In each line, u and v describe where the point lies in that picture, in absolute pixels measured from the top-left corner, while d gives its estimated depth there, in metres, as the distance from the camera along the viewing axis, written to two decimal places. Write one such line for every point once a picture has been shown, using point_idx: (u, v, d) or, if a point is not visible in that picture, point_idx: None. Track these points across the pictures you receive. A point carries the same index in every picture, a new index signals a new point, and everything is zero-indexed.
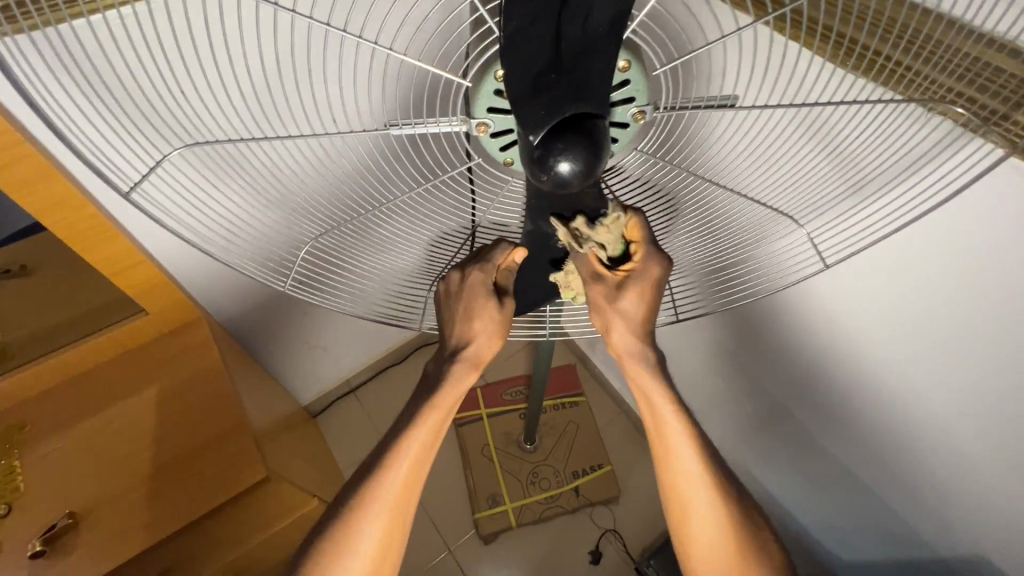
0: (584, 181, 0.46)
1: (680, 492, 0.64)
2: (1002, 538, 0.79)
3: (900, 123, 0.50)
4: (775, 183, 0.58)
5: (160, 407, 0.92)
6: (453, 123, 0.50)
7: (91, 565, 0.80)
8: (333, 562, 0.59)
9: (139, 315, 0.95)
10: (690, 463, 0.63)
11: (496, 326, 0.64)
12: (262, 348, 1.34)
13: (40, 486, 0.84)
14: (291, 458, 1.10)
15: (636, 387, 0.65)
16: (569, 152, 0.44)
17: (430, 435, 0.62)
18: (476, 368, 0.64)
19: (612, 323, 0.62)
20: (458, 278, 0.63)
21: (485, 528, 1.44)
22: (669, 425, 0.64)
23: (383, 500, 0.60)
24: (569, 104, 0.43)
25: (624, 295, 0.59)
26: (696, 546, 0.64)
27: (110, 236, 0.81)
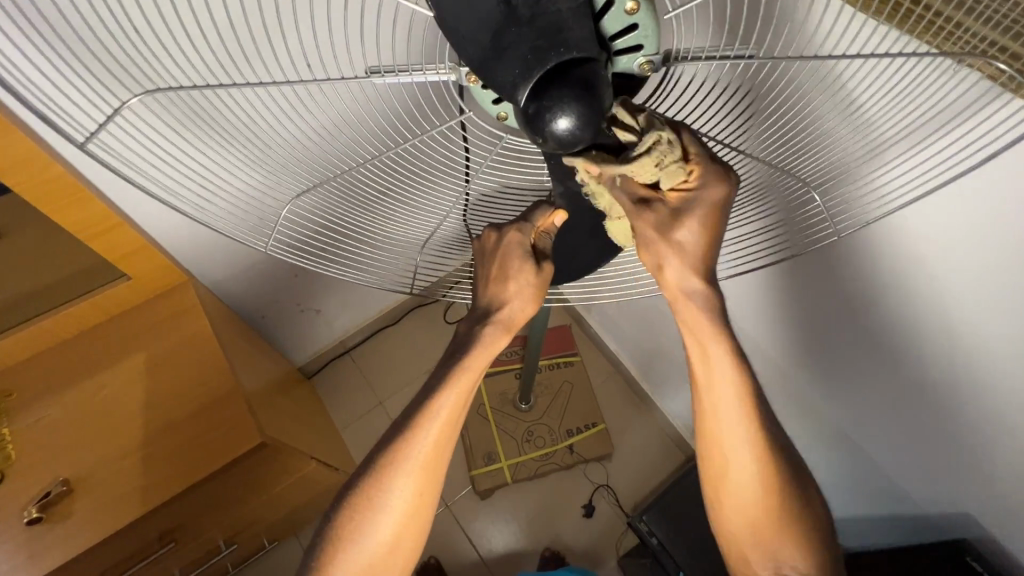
0: (582, 139, 0.42)
1: (728, 459, 0.65)
2: (987, 497, 0.80)
3: (928, 82, 0.45)
4: (788, 144, 0.54)
5: (149, 373, 0.90)
6: (441, 71, 0.46)
7: (87, 530, 0.80)
8: (366, 516, 0.60)
9: (122, 279, 0.92)
10: (740, 436, 0.63)
11: (531, 290, 0.62)
12: (252, 311, 1.32)
13: (32, 454, 0.83)
14: (287, 421, 1.10)
15: (705, 374, 0.63)
16: (562, 107, 0.40)
17: (462, 394, 0.61)
18: (508, 331, 0.63)
19: (668, 259, 0.57)
20: (495, 238, 0.62)
21: (482, 484, 1.47)
22: (730, 408, 0.63)
23: (417, 456, 0.60)
24: (551, 56, 0.39)
25: (681, 226, 0.54)
26: (731, 512, 0.67)
27: (83, 197, 0.77)
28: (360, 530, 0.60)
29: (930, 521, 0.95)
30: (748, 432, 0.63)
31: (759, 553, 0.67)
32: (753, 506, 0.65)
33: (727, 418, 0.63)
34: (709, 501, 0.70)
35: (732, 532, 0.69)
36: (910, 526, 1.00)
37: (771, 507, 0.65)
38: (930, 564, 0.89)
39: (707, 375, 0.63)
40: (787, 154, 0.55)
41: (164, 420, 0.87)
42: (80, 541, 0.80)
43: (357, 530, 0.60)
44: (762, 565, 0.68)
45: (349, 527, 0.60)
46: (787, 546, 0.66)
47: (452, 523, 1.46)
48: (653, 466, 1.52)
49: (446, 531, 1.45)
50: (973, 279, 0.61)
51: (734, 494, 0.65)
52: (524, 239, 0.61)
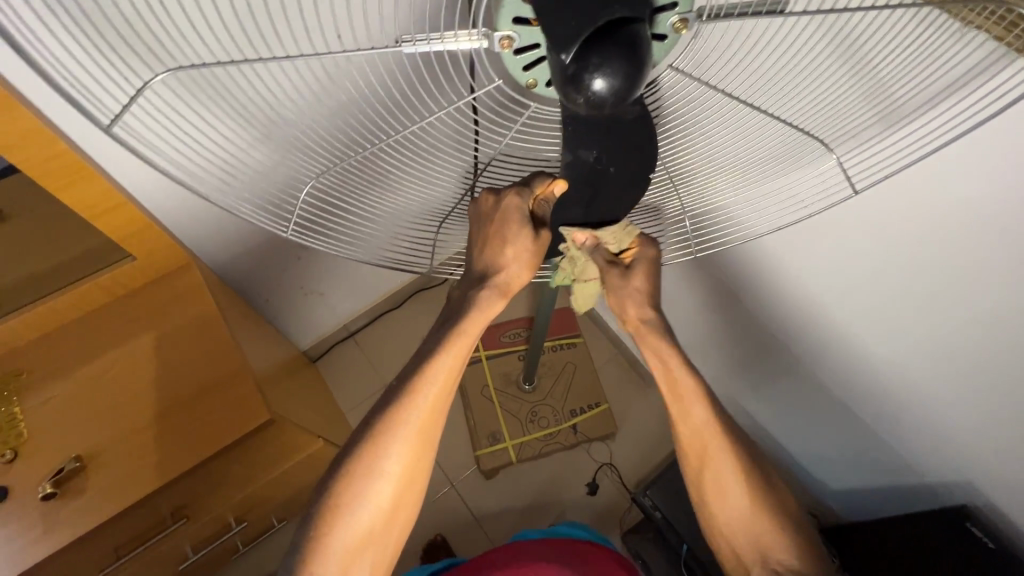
0: (622, 100, 0.42)
1: (701, 446, 0.71)
2: (987, 463, 0.82)
3: (940, 40, 0.46)
4: (806, 107, 0.55)
5: (157, 354, 0.91)
6: (472, 38, 0.45)
7: (103, 504, 0.81)
8: (361, 482, 0.60)
9: (128, 260, 0.92)
10: (706, 427, 0.70)
11: (528, 255, 0.62)
12: (255, 293, 1.32)
13: (43, 433, 0.84)
14: (294, 401, 1.11)
15: (666, 381, 0.72)
16: (605, 67, 0.40)
17: (456, 359, 0.62)
18: (503, 296, 0.64)
19: (628, 301, 0.69)
20: (492, 202, 0.60)
21: (486, 464, 1.48)
22: (690, 405, 0.70)
23: (411, 424, 0.61)
24: (603, 13, 0.39)
25: (636, 276, 0.68)
26: (729, 488, 0.70)
27: (88, 174, 0.76)
28: (357, 496, 0.60)
29: (931, 492, 0.96)
30: (708, 426, 0.70)
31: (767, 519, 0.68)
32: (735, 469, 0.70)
33: (683, 420, 0.71)
34: (695, 498, 0.73)
35: (739, 498, 0.70)
36: (910, 497, 1.01)
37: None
38: (931, 533, 0.90)
39: (667, 381, 0.71)
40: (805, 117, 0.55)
41: (173, 399, 0.88)
42: (97, 515, 0.81)
43: (353, 497, 0.60)
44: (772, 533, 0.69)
45: (345, 495, 0.60)
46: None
47: (457, 502, 1.48)
48: (654, 444, 1.54)
49: (451, 510, 1.47)
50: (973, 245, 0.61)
51: None
52: (523, 205, 0.59)
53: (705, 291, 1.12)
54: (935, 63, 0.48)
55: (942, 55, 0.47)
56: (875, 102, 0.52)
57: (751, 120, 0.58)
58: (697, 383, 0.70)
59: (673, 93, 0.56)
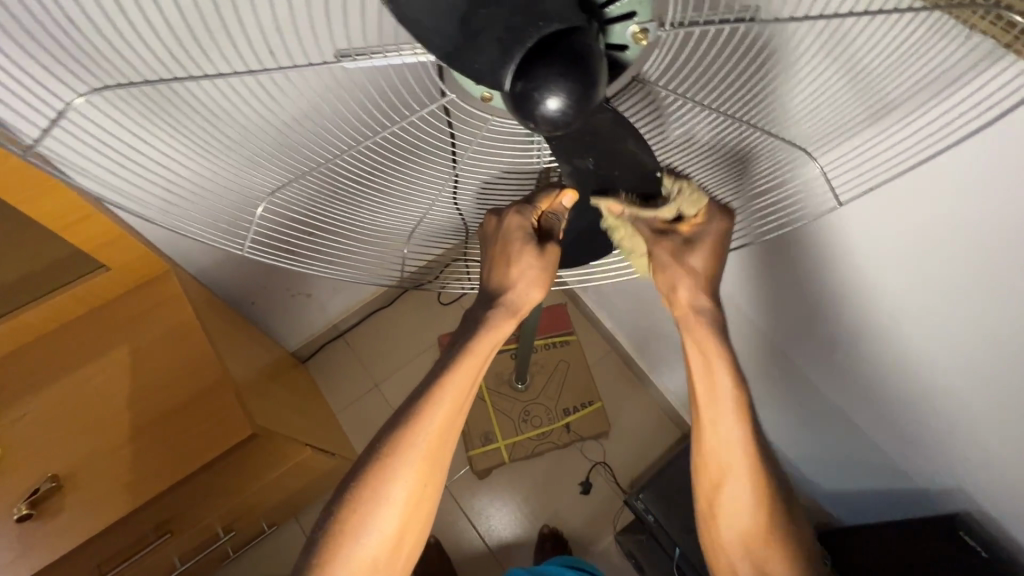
0: (577, 116, 0.39)
1: (715, 456, 0.64)
2: (981, 472, 0.80)
3: (933, 43, 0.42)
4: (789, 111, 0.51)
5: (134, 368, 0.88)
6: (417, 51, 0.44)
7: (81, 525, 0.80)
8: (369, 508, 0.58)
9: (100, 271, 0.89)
10: (732, 435, 0.63)
11: (535, 272, 0.60)
12: (239, 296, 1.29)
13: (19, 452, 0.82)
14: (280, 409, 1.09)
15: (700, 372, 0.64)
16: (551, 85, 0.37)
17: (467, 379, 0.59)
18: (514, 316, 0.61)
19: (679, 283, 0.61)
20: (495, 223, 0.61)
21: (479, 464, 1.47)
22: (721, 401, 0.63)
23: (420, 448, 0.58)
24: (529, 31, 0.36)
25: (694, 252, 0.59)
26: (726, 507, 0.66)
27: (54, 188, 0.73)
28: (365, 523, 0.58)
29: (924, 498, 0.94)
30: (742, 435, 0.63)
31: (758, 539, 0.66)
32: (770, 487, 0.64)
33: (727, 436, 0.63)
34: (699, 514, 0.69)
35: (725, 530, 0.67)
36: (904, 502, 1.00)
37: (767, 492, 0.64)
38: (926, 540, 0.88)
39: (706, 383, 0.63)
40: (787, 120, 0.53)
41: (151, 414, 0.86)
42: (76, 534, 0.80)
43: (361, 523, 0.58)
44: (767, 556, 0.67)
45: (352, 521, 0.58)
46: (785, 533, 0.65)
47: (451, 503, 1.47)
48: (649, 442, 1.53)
49: (444, 510, 1.47)
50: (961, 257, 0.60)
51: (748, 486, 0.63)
52: (525, 222, 0.60)
53: None
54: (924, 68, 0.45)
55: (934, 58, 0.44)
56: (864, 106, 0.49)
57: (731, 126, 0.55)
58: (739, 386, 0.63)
59: (645, 102, 0.54)
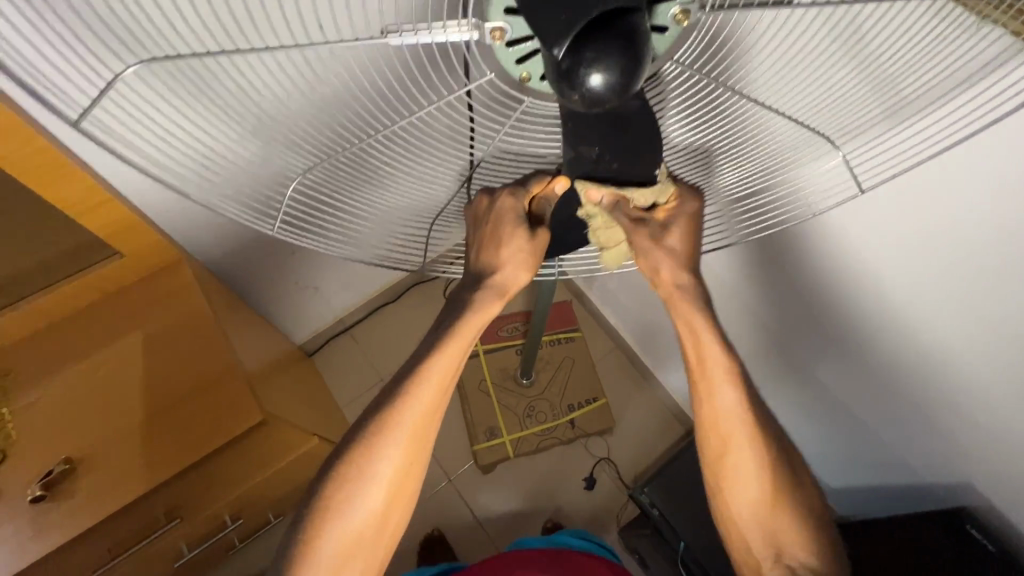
0: (619, 95, 0.40)
1: (718, 426, 0.67)
2: (991, 464, 0.81)
3: (949, 35, 0.43)
4: (811, 100, 0.52)
5: (148, 353, 0.89)
6: (462, 28, 0.44)
7: (94, 507, 0.80)
8: (355, 485, 0.59)
9: (115, 257, 0.90)
10: (730, 402, 0.66)
11: (524, 255, 0.61)
12: (248, 288, 1.30)
13: (32, 435, 0.82)
14: (288, 399, 1.09)
15: (687, 335, 0.67)
16: (600, 61, 0.38)
17: (452, 360, 0.60)
18: (501, 297, 0.62)
19: (661, 264, 0.63)
20: (487, 203, 0.59)
21: (484, 459, 1.48)
22: (712, 367, 0.66)
23: (405, 426, 0.59)
24: (594, 4, 0.37)
25: (671, 234, 0.61)
26: (732, 477, 0.67)
27: (72, 171, 0.74)
28: (350, 500, 0.59)
29: (930, 492, 0.95)
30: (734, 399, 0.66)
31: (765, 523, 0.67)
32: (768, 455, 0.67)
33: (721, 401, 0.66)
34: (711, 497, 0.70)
35: (737, 508, 0.68)
36: (910, 496, 1.00)
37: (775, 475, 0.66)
38: (933, 533, 0.89)
39: (696, 357, 0.67)
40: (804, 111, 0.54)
41: (164, 399, 0.86)
42: (89, 516, 0.80)
43: (345, 500, 0.59)
44: (775, 542, 0.67)
45: (337, 497, 0.59)
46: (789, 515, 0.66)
47: (455, 497, 1.48)
48: (653, 438, 1.54)
49: (448, 504, 1.47)
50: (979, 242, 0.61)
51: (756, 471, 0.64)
52: (517, 205, 0.58)
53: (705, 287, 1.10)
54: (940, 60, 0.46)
55: (950, 50, 0.45)
56: (881, 98, 0.50)
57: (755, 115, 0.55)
58: (729, 357, 0.66)
59: (673, 88, 0.53)
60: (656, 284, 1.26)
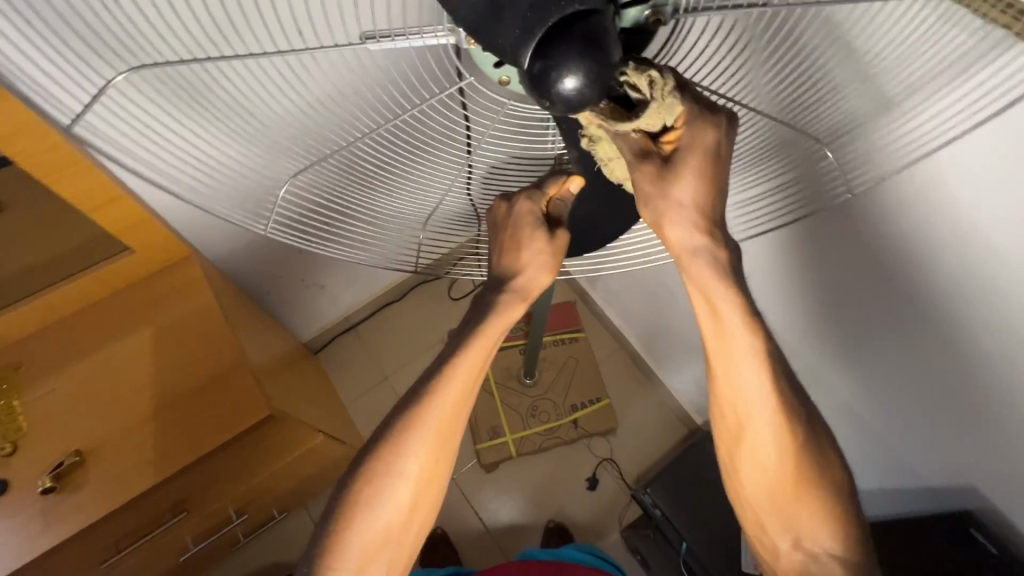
0: (593, 96, 0.41)
1: (735, 404, 0.62)
2: (994, 469, 0.81)
3: (930, 36, 0.44)
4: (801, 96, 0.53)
5: (155, 348, 0.90)
6: (439, 33, 0.46)
7: (101, 499, 0.81)
8: (382, 481, 0.59)
9: (124, 253, 0.91)
10: (750, 381, 0.60)
11: (546, 256, 0.61)
12: (254, 285, 1.31)
13: (42, 428, 0.84)
14: (294, 396, 1.10)
15: (704, 299, 0.59)
16: (569, 64, 0.39)
17: (480, 358, 0.60)
18: (524, 300, 0.62)
19: (669, 218, 0.54)
20: (505, 209, 0.62)
21: (487, 458, 1.49)
22: (733, 339, 0.59)
23: (432, 423, 0.59)
24: (554, 9, 0.38)
25: (679, 175, 0.52)
26: (747, 461, 0.64)
27: (83, 168, 0.76)
28: (377, 497, 0.59)
29: (935, 496, 0.95)
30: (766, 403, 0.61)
31: (785, 527, 0.65)
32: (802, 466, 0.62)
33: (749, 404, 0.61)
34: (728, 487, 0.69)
35: (750, 494, 0.66)
36: (915, 500, 1.00)
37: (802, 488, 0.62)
38: (939, 539, 0.88)
39: (714, 329, 0.60)
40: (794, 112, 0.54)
41: (170, 393, 0.88)
42: (96, 509, 0.81)
43: (373, 496, 0.59)
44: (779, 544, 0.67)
45: (366, 494, 0.59)
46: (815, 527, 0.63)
47: (458, 496, 1.48)
48: (656, 439, 1.54)
49: (452, 503, 1.47)
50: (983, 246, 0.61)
51: (759, 472, 0.64)
52: (534, 207, 0.61)
53: None
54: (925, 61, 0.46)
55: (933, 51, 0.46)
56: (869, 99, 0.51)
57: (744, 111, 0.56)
58: (752, 328, 0.59)
59: None
60: (659, 286, 1.27)
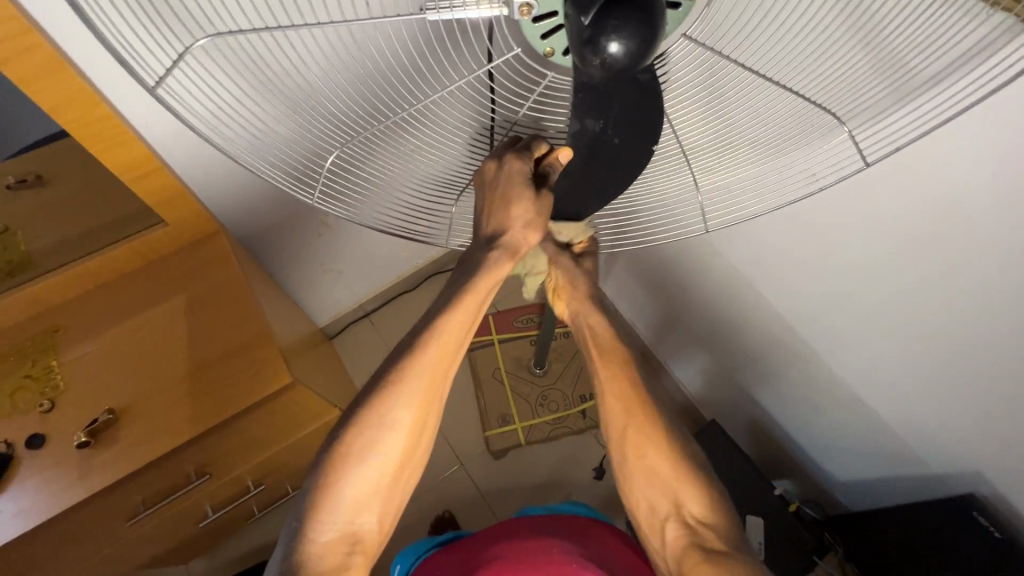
0: (635, 63, 0.45)
1: (611, 400, 0.73)
2: (1001, 451, 0.83)
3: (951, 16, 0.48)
4: (819, 79, 0.55)
5: (188, 315, 0.95)
6: (494, 5, 0.46)
7: (132, 455, 0.85)
8: (375, 433, 0.59)
9: (159, 226, 0.96)
10: (619, 376, 0.74)
11: (533, 217, 0.60)
12: (277, 267, 1.35)
13: (79, 386, 0.88)
14: (312, 370, 1.15)
15: (585, 325, 0.78)
16: (622, 30, 0.43)
17: (467, 314, 0.60)
18: (512, 258, 0.61)
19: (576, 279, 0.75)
20: (494, 168, 0.60)
21: (496, 444, 1.52)
22: (605, 346, 0.76)
23: (423, 375, 0.59)
24: None
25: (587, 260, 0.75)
26: (630, 449, 0.71)
27: (126, 138, 0.80)
28: (369, 449, 0.59)
29: (940, 483, 0.97)
30: (623, 380, 0.74)
31: (664, 493, 0.69)
32: (661, 429, 0.70)
33: (611, 381, 0.74)
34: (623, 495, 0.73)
35: (638, 486, 0.71)
36: (920, 488, 1.02)
37: (673, 451, 0.69)
38: (957, 528, 0.91)
39: (595, 343, 0.76)
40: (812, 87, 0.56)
41: (199, 358, 0.92)
42: (126, 464, 0.85)
43: (364, 448, 0.58)
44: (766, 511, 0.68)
45: (355, 446, 0.58)
46: (688, 490, 0.68)
47: (465, 481, 1.49)
48: None
49: (459, 488, 1.48)
50: (983, 216, 0.66)
51: None
52: (524, 167, 0.59)
53: (720, 275, 1.12)
54: (940, 40, 0.50)
55: (951, 31, 0.49)
56: (886, 75, 0.54)
57: (758, 89, 0.58)
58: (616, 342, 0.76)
59: (684, 64, 0.57)
60: (654, 276, 1.34)
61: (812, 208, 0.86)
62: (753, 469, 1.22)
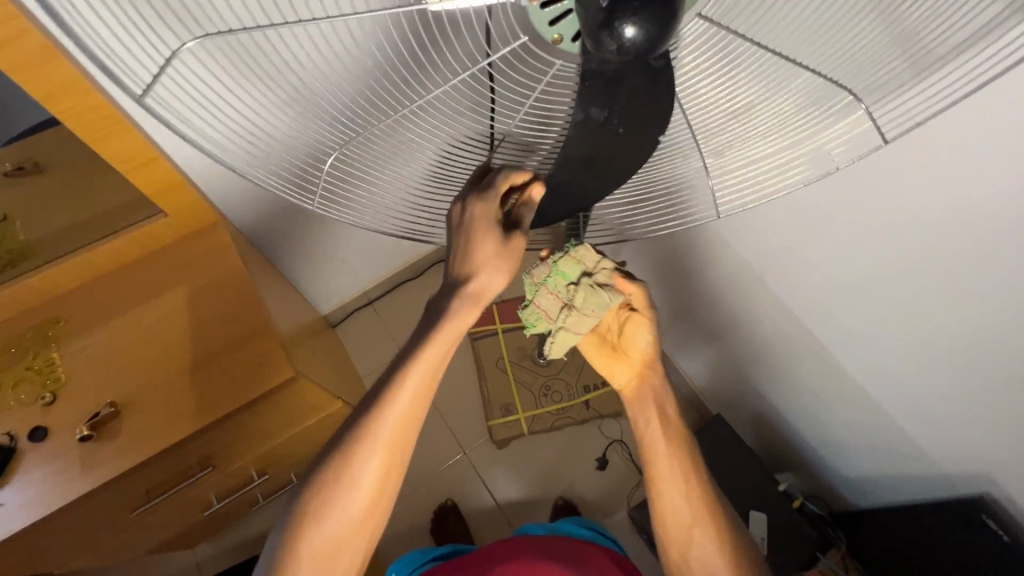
0: (653, 46, 0.43)
1: (652, 452, 0.72)
2: (1014, 454, 0.81)
3: None
4: (829, 53, 0.53)
5: (189, 307, 0.94)
6: None
7: (134, 448, 0.85)
8: (345, 476, 0.56)
9: (159, 216, 0.94)
10: (663, 428, 0.72)
11: (499, 261, 0.57)
12: (279, 255, 1.34)
13: (80, 378, 0.88)
14: (314, 358, 1.14)
15: (631, 363, 0.74)
16: (641, 13, 0.40)
17: (439, 355, 0.57)
18: (477, 305, 0.58)
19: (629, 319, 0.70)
20: (458, 211, 0.57)
21: (498, 434, 1.51)
22: (650, 392, 0.74)
23: (391, 421, 0.56)
24: None
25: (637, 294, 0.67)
26: (668, 508, 0.71)
27: (123, 128, 0.79)
28: (341, 490, 0.56)
29: (949, 483, 0.95)
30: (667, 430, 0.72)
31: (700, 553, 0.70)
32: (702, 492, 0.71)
33: (648, 424, 0.73)
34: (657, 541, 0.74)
35: (674, 541, 0.72)
36: (927, 486, 1.00)
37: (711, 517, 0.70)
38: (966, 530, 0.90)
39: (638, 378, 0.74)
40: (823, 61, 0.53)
41: (200, 351, 0.91)
42: (127, 457, 0.85)
43: (335, 489, 0.56)
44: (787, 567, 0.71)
45: (327, 487, 0.56)
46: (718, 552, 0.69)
47: (467, 469, 1.50)
48: None
49: (462, 477, 1.49)
50: (1001, 220, 0.63)
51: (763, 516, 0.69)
52: (488, 212, 0.56)
53: (728, 266, 1.10)
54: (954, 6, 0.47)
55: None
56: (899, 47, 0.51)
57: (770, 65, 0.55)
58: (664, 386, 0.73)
59: (700, 46, 0.56)
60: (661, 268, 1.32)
61: (828, 202, 0.83)
62: (757, 463, 1.21)
